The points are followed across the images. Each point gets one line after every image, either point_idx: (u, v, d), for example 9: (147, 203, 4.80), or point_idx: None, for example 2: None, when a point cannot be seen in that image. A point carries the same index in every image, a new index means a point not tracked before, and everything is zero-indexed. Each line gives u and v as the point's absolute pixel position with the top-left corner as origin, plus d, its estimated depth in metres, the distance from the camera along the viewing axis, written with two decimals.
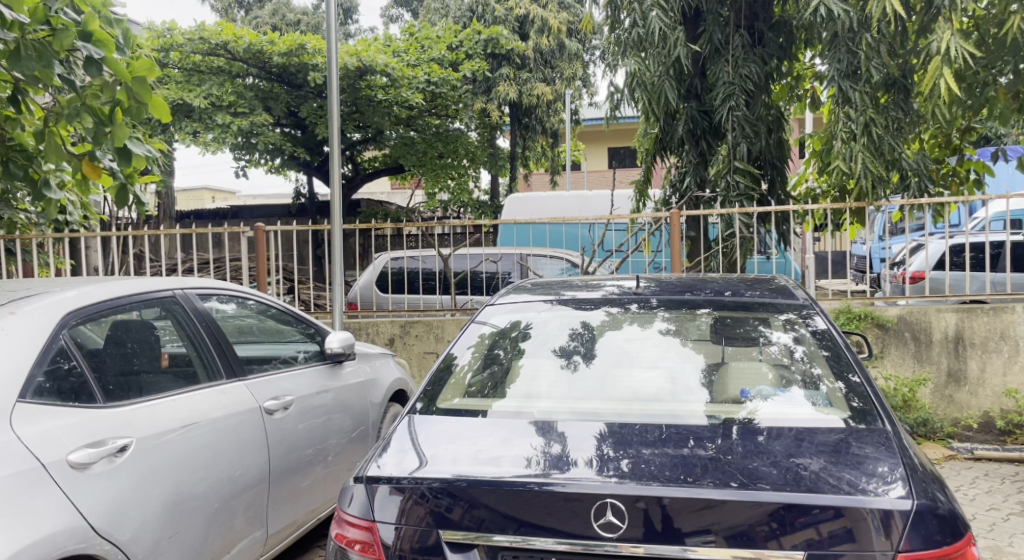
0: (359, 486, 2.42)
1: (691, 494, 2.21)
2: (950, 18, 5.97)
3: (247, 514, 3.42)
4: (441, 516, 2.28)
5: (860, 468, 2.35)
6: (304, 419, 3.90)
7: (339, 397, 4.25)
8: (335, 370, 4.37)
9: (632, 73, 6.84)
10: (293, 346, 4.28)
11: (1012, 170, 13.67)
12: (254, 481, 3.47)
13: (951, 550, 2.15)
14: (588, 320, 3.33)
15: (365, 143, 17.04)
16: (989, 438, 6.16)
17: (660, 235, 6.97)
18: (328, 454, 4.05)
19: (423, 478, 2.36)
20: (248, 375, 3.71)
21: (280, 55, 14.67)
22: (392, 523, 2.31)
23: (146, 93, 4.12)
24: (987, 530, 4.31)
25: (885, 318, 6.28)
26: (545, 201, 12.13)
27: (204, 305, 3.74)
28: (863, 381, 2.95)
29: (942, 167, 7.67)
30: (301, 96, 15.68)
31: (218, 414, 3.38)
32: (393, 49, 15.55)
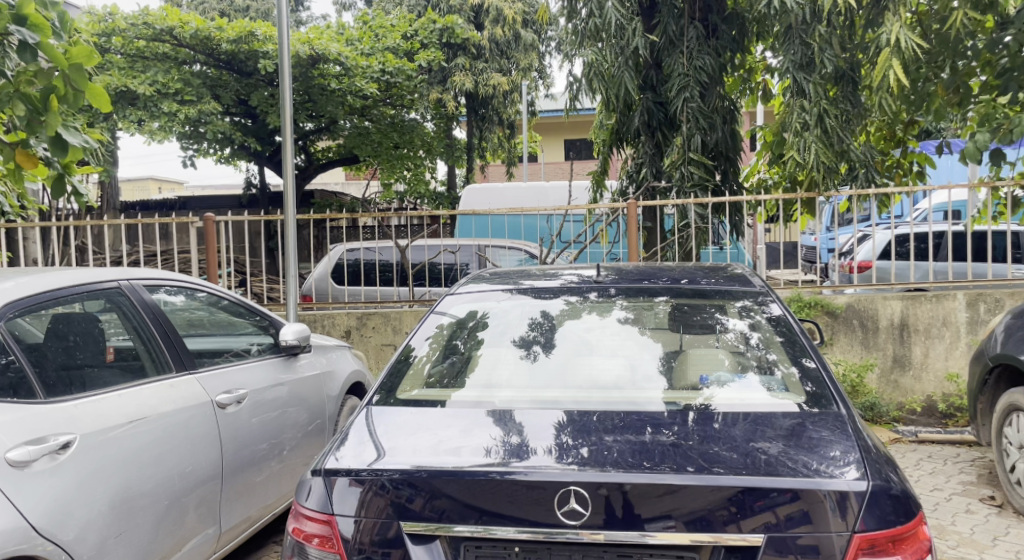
0: (317, 478, 2.41)
1: (652, 479, 2.25)
2: (898, 12, 6.12)
3: (200, 511, 3.39)
4: (401, 506, 2.29)
5: (814, 451, 2.41)
6: (257, 413, 3.86)
7: (295, 390, 4.22)
8: (290, 362, 4.32)
9: (589, 63, 6.86)
10: (247, 338, 4.23)
11: (952, 162, 14.26)
12: (207, 475, 3.44)
13: (904, 530, 2.23)
14: (548, 309, 3.37)
15: (319, 132, 16.45)
16: (932, 421, 6.34)
17: (617, 226, 6.95)
18: (283, 448, 4.02)
19: (382, 469, 2.36)
20: (199, 369, 3.66)
21: (229, 41, 14.41)
22: (351, 515, 2.31)
23: (83, 79, 4.02)
24: (932, 509, 4.45)
25: (835, 306, 6.42)
26: (503, 192, 12.08)
27: (151, 297, 3.67)
28: (818, 366, 3.02)
29: (887, 159, 7.84)
30: (251, 84, 15.42)
31: (167, 408, 3.32)
32: (346, 37, 15.26)
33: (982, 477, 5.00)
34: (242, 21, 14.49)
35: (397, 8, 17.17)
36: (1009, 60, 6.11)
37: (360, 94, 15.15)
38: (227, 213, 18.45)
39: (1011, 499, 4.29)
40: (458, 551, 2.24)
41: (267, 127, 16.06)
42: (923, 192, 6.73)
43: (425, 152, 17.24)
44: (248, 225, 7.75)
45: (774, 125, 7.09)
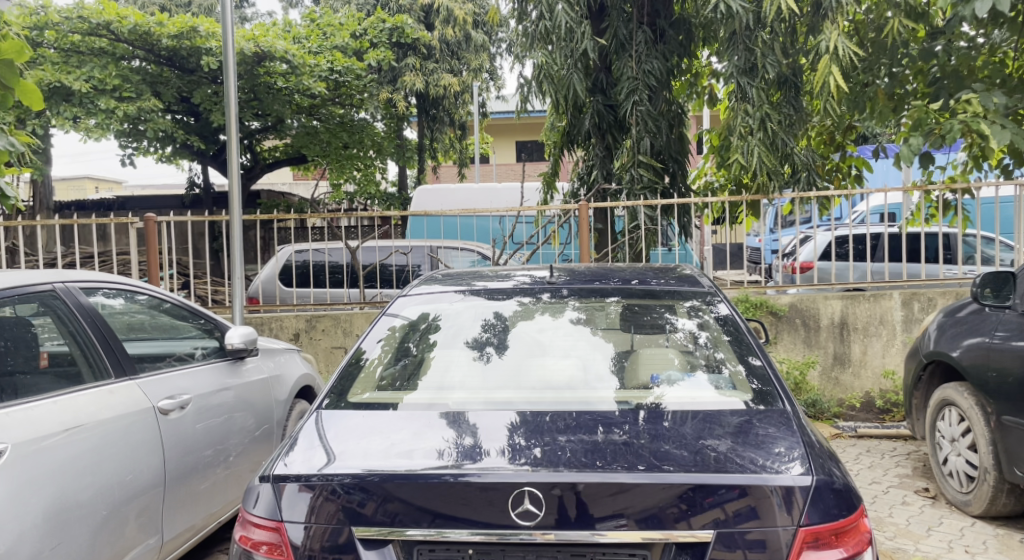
0: (266, 485, 2.41)
1: (604, 479, 2.31)
2: (836, 20, 6.31)
3: (141, 520, 3.34)
4: (352, 511, 2.30)
5: (761, 448, 2.50)
6: (201, 419, 3.81)
7: (241, 395, 4.18)
8: (236, 366, 4.28)
9: (539, 65, 6.89)
10: (191, 342, 4.18)
11: (887, 166, 14.82)
12: (148, 484, 3.39)
13: (846, 522, 2.32)
14: (500, 310, 3.40)
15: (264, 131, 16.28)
16: (870, 416, 6.54)
17: (569, 227, 7.00)
18: (229, 454, 3.98)
19: (333, 474, 2.37)
20: (139, 374, 3.60)
21: (170, 37, 14.11)
22: (301, 522, 2.32)
23: (13, 76, 3.92)
24: (871, 502, 4.60)
25: (778, 307, 6.58)
26: (454, 193, 12.09)
27: (88, 300, 3.60)
28: (763, 364, 3.11)
29: (827, 163, 8.03)
30: (193, 81, 15.11)
31: (106, 415, 3.27)
32: (293, 35, 15.19)
33: (917, 470, 5.20)
34: (183, 17, 14.19)
35: (345, 7, 17.02)
36: (939, 70, 6.46)
37: (308, 92, 15.02)
38: (169, 213, 18.07)
39: (945, 490, 4.47)
40: (411, 554, 2.27)
41: (211, 125, 15.77)
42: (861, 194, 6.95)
43: (376, 153, 17.04)
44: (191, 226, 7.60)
45: (720, 128, 7.28)
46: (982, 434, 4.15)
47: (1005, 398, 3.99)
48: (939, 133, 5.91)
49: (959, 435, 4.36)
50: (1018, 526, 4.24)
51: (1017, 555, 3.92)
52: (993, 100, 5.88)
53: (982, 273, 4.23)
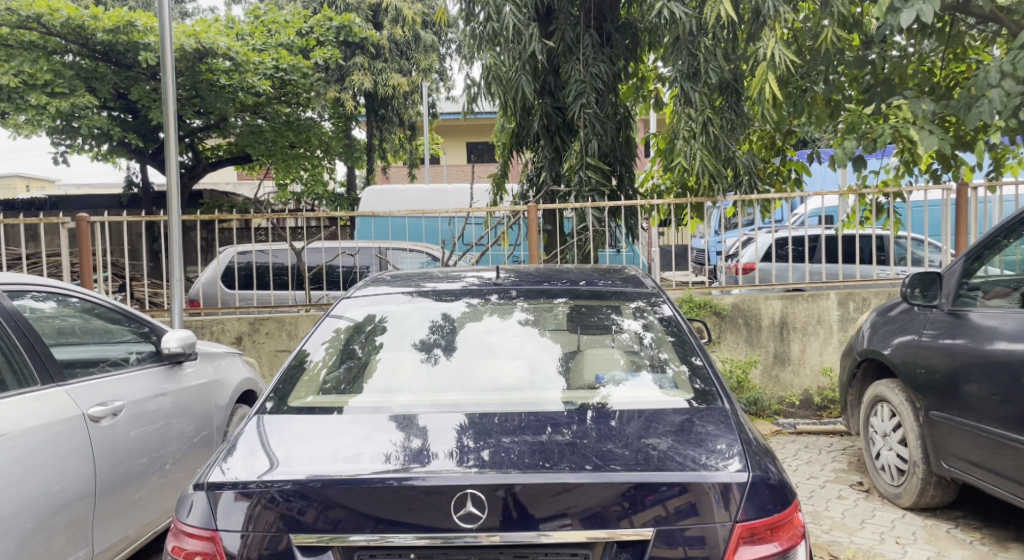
0: (200, 493, 2.42)
1: (547, 480, 2.36)
2: (774, 27, 6.31)
3: (70, 532, 3.30)
4: (291, 519, 2.32)
5: (701, 445, 2.57)
6: (136, 426, 3.77)
7: (178, 400, 4.14)
8: (173, 371, 4.24)
9: (487, 66, 6.93)
10: (125, 346, 4.12)
11: (827, 170, 15.20)
12: (78, 494, 3.35)
13: (780, 517, 2.40)
14: (448, 312, 3.43)
15: (207, 130, 15.62)
16: (808, 413, 6.72)
17: (518, 228, 7.03)
18: (165, 462, 3.95)
19: (272, 481, 2.38)
20: (68, 381, 3.54)
21: (105, 31, 13.73)
22: (238, 531, 2.32)
23: None
24: (808, 497, 4.74)
25: (721, 307, 6.71)
26: (402, 193, 12.08)
27: (14, 304, 3.51)
28: (704, 363, 3.20)
29: (768, 166, 8.23)
30: (131, 77, 14.75)
31: (32, 424, 3.21)
32: (236, 31, 14.57)
33: (852, 464, 5.36)
34: (119, 10, 13.82)
35: (291, 4, 16.82)
36: (872, 77, 6.77)
37: (252, 91, 14.62)
38: (106, 212, 17.65)
39: (878, 484, 4.62)
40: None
41: (150, 122, 15.44)
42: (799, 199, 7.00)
43: (322, 152, 16.61)
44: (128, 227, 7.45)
45: (665, 131, 7.32)
46: (913, 429, 4.32)
47: (933, 394, 4.15)
48: (873, 137, 6.17)
49: (891, 430, 4.52)
50: (947, 517, 4.41)
51: (943, 545, 4.09)
52: (923, 107, 6.10)
53: (910, 274, 4.35)
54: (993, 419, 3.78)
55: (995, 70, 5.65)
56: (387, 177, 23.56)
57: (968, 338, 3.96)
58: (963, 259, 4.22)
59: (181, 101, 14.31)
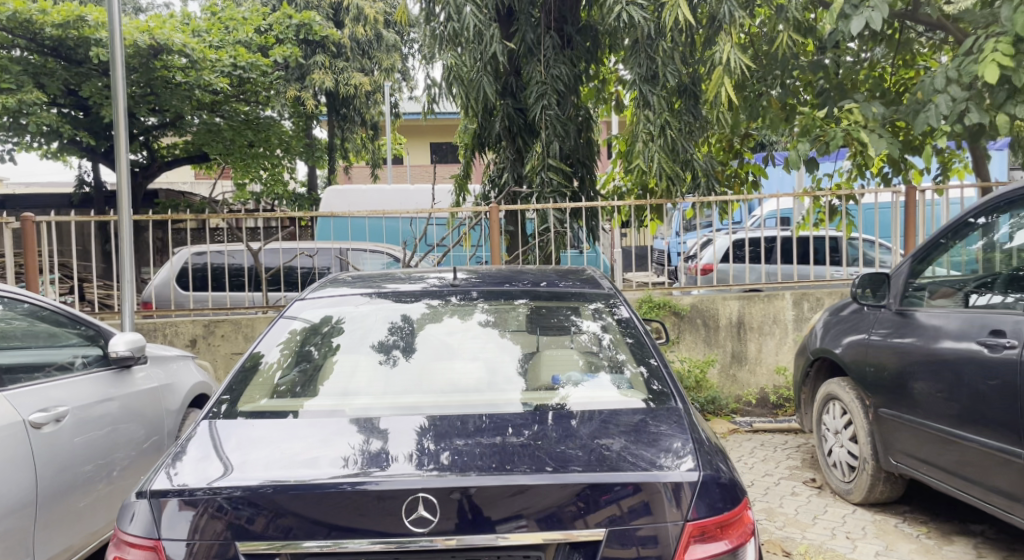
0: (142, 502, 2.39)
1: (502, 482, 2.37)
2: (730, 32, 6.40)
3: (10, 542, 3.23)
4: (239, 528, 2.30)
5: (654, 445, 2.60)
6: (81, 432, 3.70)
7: (126, 405, 4.08)
8: (121, 376, 4.18)
9: (449, 67, 6.93)
10: (70, 350, 4.05)
11: (784, 174, 15.45)
12: (19, 503, 3.28)
13: (731, 515, 2.42)
14: (408, 313, 3.43)
15: (163, 128, 15.01)
16: (764, 411, 6.81)
17: (480, 229, 7.04)
18: (113, 468, 3.89)
19: (220, 488, 2.37)
20: (9, 387, 3.47)
21: (54, 25, 13.50)
22: (183, 540, 2.31)
23: None
24: (763, 494, 4.80)
25: (680, 307, 6.78)
26: (364, 193, 12.03)
27: None
28: (660, 364, 3.23)
29: (726, 169, 8.34)
30: (82, 73, 14.44)
31: None
32: (192, 27, 14.01)
33: (806, 461, 5.44)
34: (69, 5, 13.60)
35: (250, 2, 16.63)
36: (826, 81, 6.86)
37: (209, 89, 14.09)
38: (56, 212, 17.28)
39: (830, 480, 4.70)
40: None
41: (103, 120, 15.14)
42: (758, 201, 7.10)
43: (283, 151, 16.25)
44: (78, 227, 7.31)
45: (626, 134, 7.38)
46: (863, 426, 4.40)
47: (882, 391, 4.23)
48: (825, 140, 6.27)
49: (842, 427, 4.60)
50: (895, 512, 4.49)
51: (892, 539, 4.17)
52: (873, 110, 6.22)
53: (859, 275, 4.43)
54: (938, 416, 3.86)
55: (941, 77, 5.77)
56: (348, 178, 23.46)
57: (915, 337, 4.04)
58: (909, 259, 4.30)
59: (135, 99, 13.80)
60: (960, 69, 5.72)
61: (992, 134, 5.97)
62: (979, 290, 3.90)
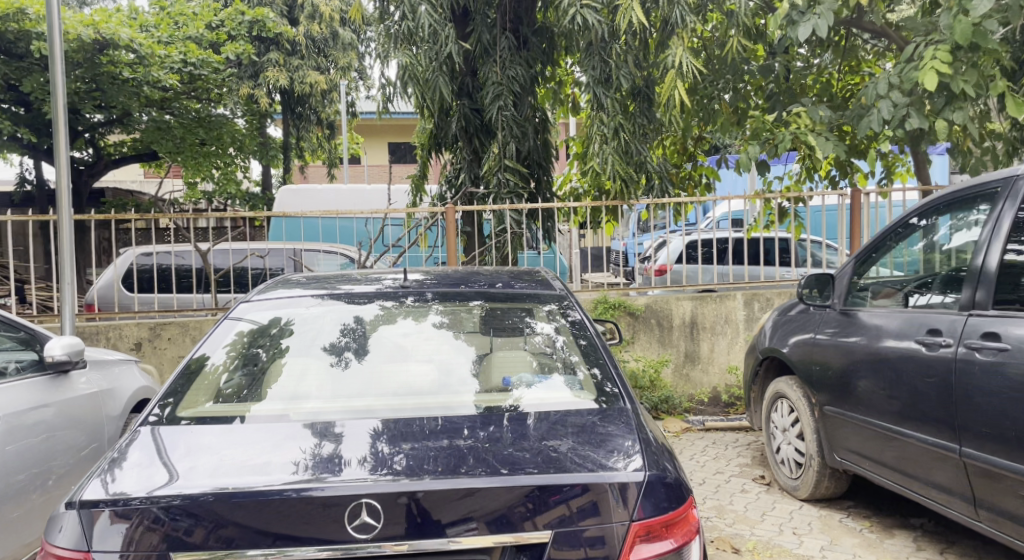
0: (72, 512, 2.35)
1: (450, 485, 2.36)
2: (682, 36, 6.43)
3: None
4: (176, 539, 2.28)
5: (602, 446, 2.61)
6: (15, 439, 3.61)
7: (64, 411, 3.99)
8: (59, 381, 4.09)
9: (403, 66, 6.74)
10: (4, 355, 3.97)
11: (734, 176, 15.70)
12: None
13: (676, 514, 2.44)
14: (361, 315, 3.40)
15: (110, 125, 14.02)
16: (716, 410, 6.90)
17: (436, 230, 7.04)
18: (49, 477, 3.80)
19: (158, 498, 2.33)
20: None
21: None
22: (116, 552, 2.27)
23: None
24: (714, 492, 4.85)
25: (635, 307, 6.82)
26: (318, 193, 11.94)
27: None
28: (612, 365, 3.24)
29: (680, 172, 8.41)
30: (22, 67, 13.56)
31: None
32: (139, 22, 13.54)
33: (756, 459, 5.51)
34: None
35: None
36: (776, 86, 7.08)
37: (159, 85, 13.31)
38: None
39: (778, 477, 4.77)
40: None
41: (45, 117, 14.69)
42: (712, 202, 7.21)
43: (237, 150, 15.56)
44: (18, 228, 7.12)
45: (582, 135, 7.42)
46: (809, 424, 4.48)
47: (827, 389, 4.30)
48: (774, 143, 6.35)
49: (790, 424, 4.67)
50: (839, 507, 4.57)
51: (836, 534, 4.24)
52: (820, 114, 6.34)
53: (806, 275, 4.53)
54: (881, 413, 3.93)
55: (883, 82, 5.90)
56: (303, 177, 23.26)
57: (860, 335, 4.11)
58: (853, 259, 4.38)
59: (79, 94, 12.71)
60: (901, 75, 5.86)
61: (931, 138, 6.12)
62: (919, 290, 3.94)
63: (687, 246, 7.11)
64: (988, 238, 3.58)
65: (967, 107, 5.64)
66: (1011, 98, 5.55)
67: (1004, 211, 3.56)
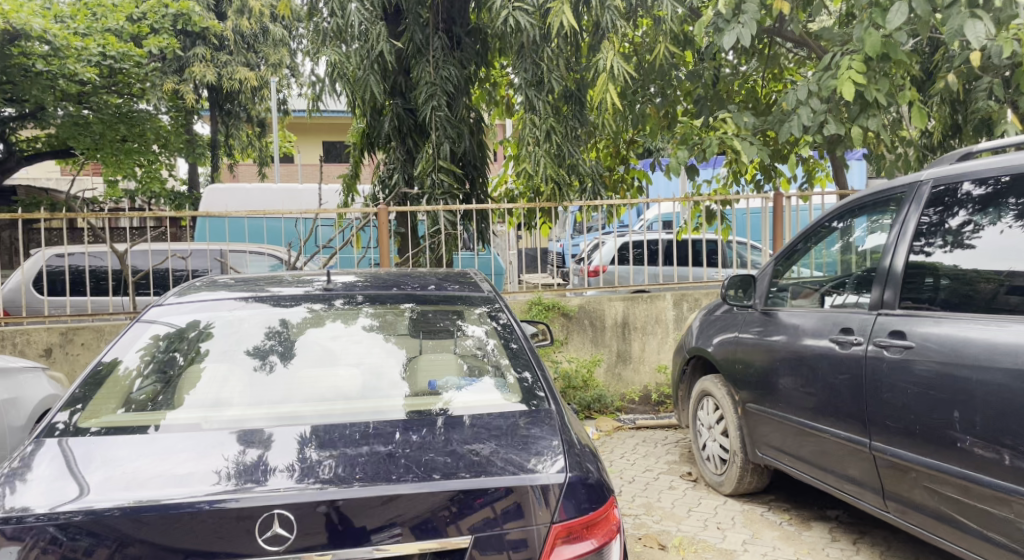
0: None
1: (371, 492, 2.31)
2: (613, 41, 6.41)
3: None
4: None
5: (526, 449, 2.58)
6: None
7: None
8: None
9: (333, 63, 6.65)
10: None
11: (663, 178, 15.99)
12: None
13: (597, 515, 2.43)
14: (287, 318, 3.31)
15: (22, 120, 13.28)
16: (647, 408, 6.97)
17: (369, 231, 6.95)
18: None
19: (57, 515, 2.24)
20: None
21: None
22: None
23: None
24: (643, 489, 4.88)
25: (569, 308, 6.81)
26: (247, 191, 11.70)
27: None
28: (539, 368, 3.22)
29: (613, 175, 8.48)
30: None
31: None
32: (54, 12, 12.72)
33: (684, 456, 5.57)
34: None
35: None
36: (704, 91, 7.18)
37: (74, 79, 12.72)
38: None
39: (704, 473, 4.83)
40: None
41: None
42: (646, 204, 7.28)
43: (160, 147, 15.34)
44: None
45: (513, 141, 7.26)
46: (732, 421, 4.53)
47: (750, 387, 4.36)
48: (701, 148, 6.39)
49: (715, 422, 4.74)
50: (761, 501, 4.65)
51: (758, 527, 4.30)
52: (744, 120, 6.46)
53: (729, 276, 4.57)
54: (800, 410, 3.99)
55: (803, 89, 6.02)
56: (233, 176, 22.83)
57: (783, 335, 4.16)
58: (774, 259, 4.44)
59: None
60: (820, 83, 5.98)
61: (847, 145, 6.28)
62: (835, 290, 4.01)
63: (620, 249, 7.21)
64: (895, 240, 3.66)
65: (879, 114, 5.88)
66: (916, 109, 5.80)
67: (909, 214, 3.65)
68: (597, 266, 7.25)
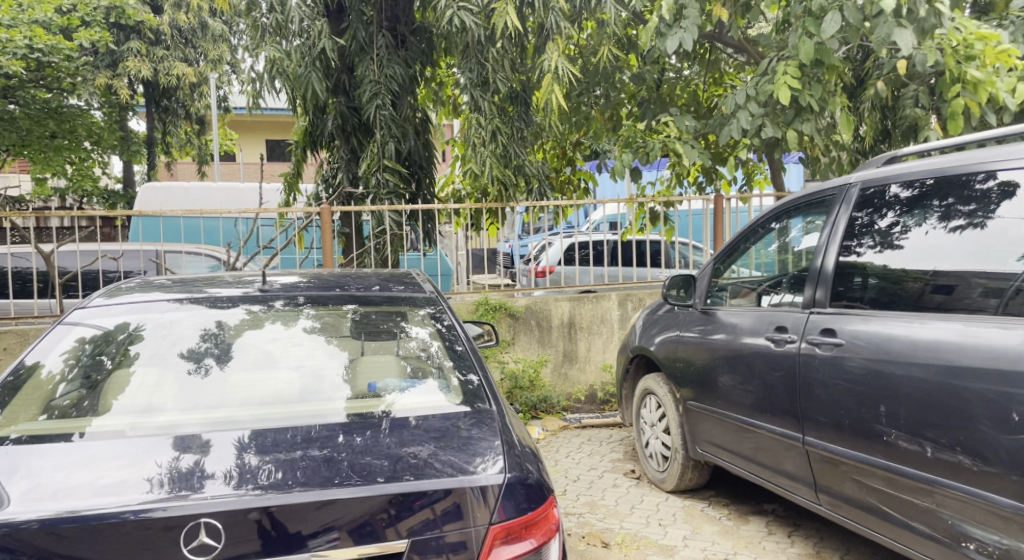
0: None
1: (306, 496, 2.25)
2: (557, 41, 6.38)
3: None
4: None
5: (465, 450, 2.54)
6: None
7: None
8: None
9: (272, 60, 6.46)
10: None
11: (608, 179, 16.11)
12: None
13: (535, 514, 2.40)
14: (224, 319, 3.22)
15: None
16: (592, 407, 6.99)
17: (312, 231, 6.84)
18: None
19: None
20: None
21: None
22: None
23: None
24: (587, 488, 4.87)
25: (516, 308, 6.77)
26: (186, 191, 11.45)
27: None
28: (481, 369, 3.18)
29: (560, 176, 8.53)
30: None
31: None
32: None
33: (628, 454, 5.59)
34: None
35: None
36: (647, 94, 7.25)
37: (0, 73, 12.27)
38: None
39: (647, 471, 4.85)
40: None
41: None
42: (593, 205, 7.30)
43: (92, 144, 14.96)
44: None
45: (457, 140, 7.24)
46: (674, 420, 4.55)
47: (691, 386, 4.39)
48: (645, 152, 6.44)
49: (658, 420, 4.76)
50: (701, 498, 4.68)
51: (698, 523, 4.33)
52: (685, 124, 6.52)
53: (671, 276, 4.61)
54: (739, 408, 4.02)
55: (741, 93, 6.10)
56: (172, 174, 22.35)
57: (722, 334, 4.19)
58: (713, 258, 4.48)
59: None
60: (758, 87, 6.05)
61: (784, 149, 6.37)
62: (771, 290, 4.05)
63: (569, 250, 7.17)
64: (827, 240, 3.72)
65: (812, 119, 6.02)
66: (845, 115, 5.95)
67: (839, 215, 3.71)
68: (545, 266, 7.18)
